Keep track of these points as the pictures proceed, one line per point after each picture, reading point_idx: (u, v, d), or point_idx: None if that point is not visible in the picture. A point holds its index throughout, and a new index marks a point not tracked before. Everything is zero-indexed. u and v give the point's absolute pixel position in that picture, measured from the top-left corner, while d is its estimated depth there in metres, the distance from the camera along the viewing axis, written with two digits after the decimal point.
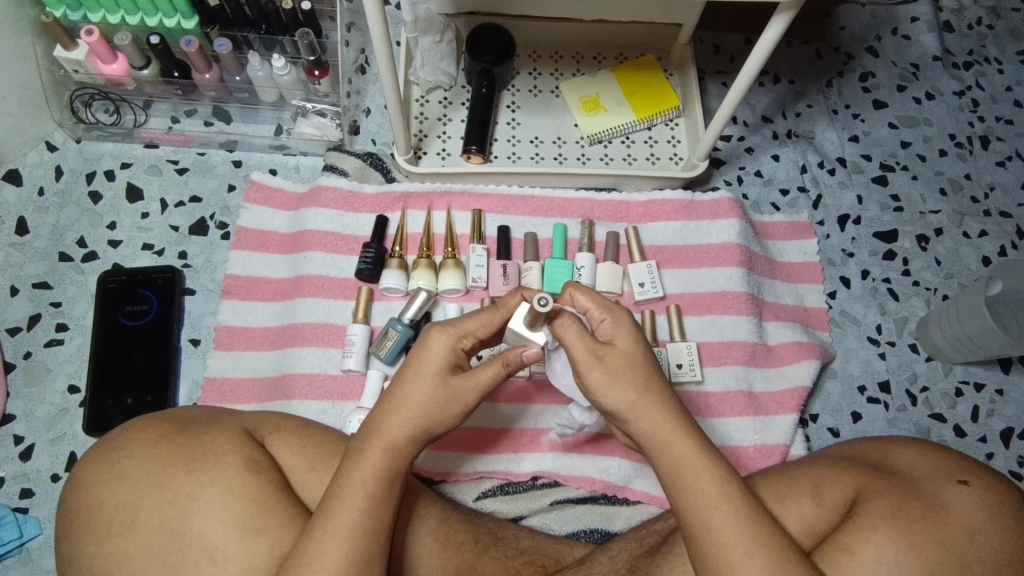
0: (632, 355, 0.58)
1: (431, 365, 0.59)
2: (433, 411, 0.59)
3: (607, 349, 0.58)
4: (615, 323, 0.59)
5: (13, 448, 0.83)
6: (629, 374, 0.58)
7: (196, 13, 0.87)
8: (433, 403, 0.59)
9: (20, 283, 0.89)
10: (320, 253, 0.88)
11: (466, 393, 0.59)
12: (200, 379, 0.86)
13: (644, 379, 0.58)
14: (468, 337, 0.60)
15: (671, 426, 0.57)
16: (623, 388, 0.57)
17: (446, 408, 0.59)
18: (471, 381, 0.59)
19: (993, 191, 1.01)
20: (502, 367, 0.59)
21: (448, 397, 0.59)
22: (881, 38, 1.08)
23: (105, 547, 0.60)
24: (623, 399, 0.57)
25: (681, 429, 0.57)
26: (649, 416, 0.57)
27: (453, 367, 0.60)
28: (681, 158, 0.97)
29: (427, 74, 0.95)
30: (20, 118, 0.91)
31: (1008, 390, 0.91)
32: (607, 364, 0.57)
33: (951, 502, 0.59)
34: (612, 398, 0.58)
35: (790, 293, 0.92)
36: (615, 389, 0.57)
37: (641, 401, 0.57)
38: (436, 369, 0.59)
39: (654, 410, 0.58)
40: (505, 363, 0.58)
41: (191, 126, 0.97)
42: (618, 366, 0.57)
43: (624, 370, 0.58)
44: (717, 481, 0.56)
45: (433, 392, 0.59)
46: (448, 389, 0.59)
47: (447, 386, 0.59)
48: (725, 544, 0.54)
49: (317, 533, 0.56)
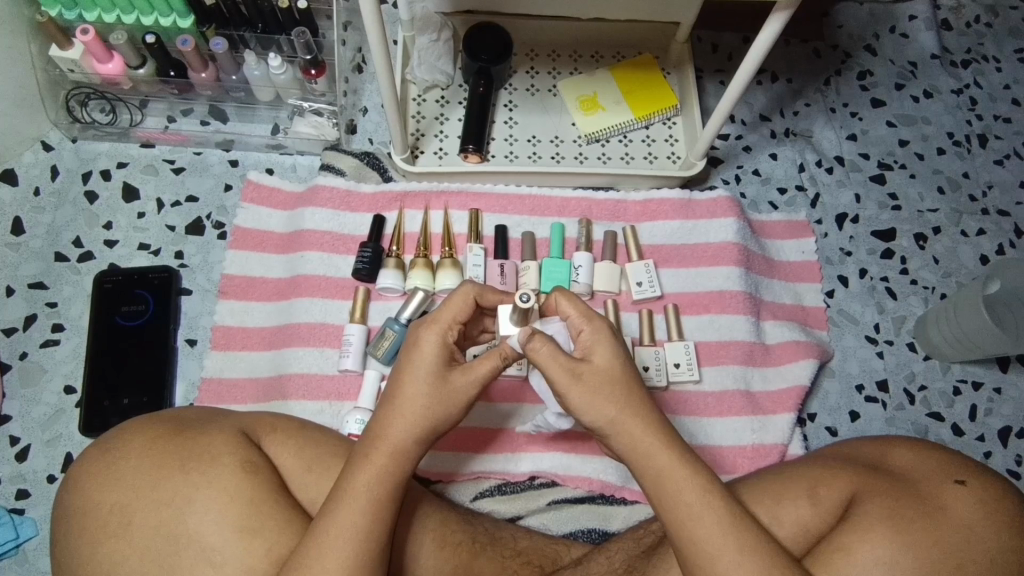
0: (609, 370, 0.57)
1: (427, 363, 0.59)
2: (436, 410, 0.59)
3: (583, 366, 0.57)
4: (594, 336, 0.58)
5: (10, 448, 0.83)
6: (609, 390, 0.57)
7: (192, 12, 0.87)
8: (435, 402, 0.58)
9: (17, 283, 0.89)
10: (317, 253, 0.88)
11: (466, 389, 0.59)
12: (197, 379, 0.86)
13: (623, 394, 0.57)
14: (455, 326, 0.60)
15: (650, 439, 0.57)
16: (603, 404, 0.57)
17: (448, 406, 0.59)
18: (469, 376, 0.59)
19: (991, 190, 1.00)
20: (500, 360, 0.59)
21: (450, 396, 0.59)
22: (878, 36, 1.07)
23: (102, 548, 0.60)
24: (602, 416, 0.57)
25: (659, 439, 0.57)
26: (628, 429, 0.57)
27: (449, 362, 0.60)
28: (679, 157, 0.96)
29: (425, 73, 0.95)
30: (16, 118, 0.91)
31: (1006, 389, 0.91)
32: (587, 381, 0.57)
33: (947, 503, 0.59)
34: (593, 414, 0.57)
35: (788, 292, 0.92)
36: (596, 406, 0.57)
37: (621, 416, 0.57)
38: (434, 368, 0.59)
39: (634, 424, 0.57)
40: (502, 356, 0.59)
41: (188, 125, 0.97)
42: (597, 383, 0.57)
43: (603, 387, 0.57)
44: (699, 492, 0.56)
45: (435, 391, 0.59)
46: (447, 387, 0.59)
47: (446, 384, 0.59)
48: (711, 553, 0.54)
49: (316, 537, 0.56)
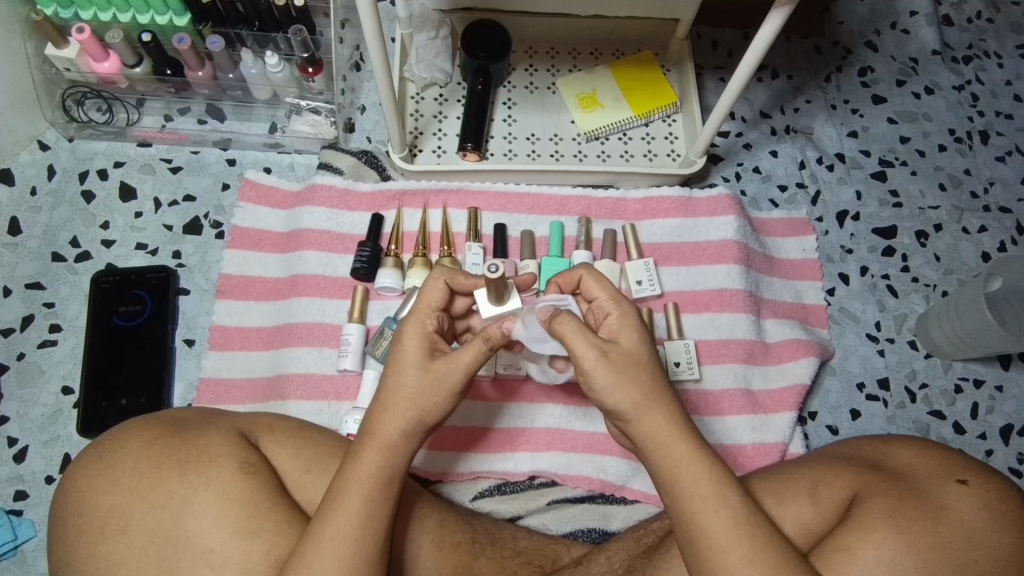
0: (636, 352, 0.57)
1: (408, 355, 0.58)
2: (421, 400, 0.58)
3: (611, 347, 0.56)
4: (622, 320, 0.58)
5: (8, 449, 0.82)
6: (635, 372, 0.56)
7: (188, 9, 0.87)
8: (419, 391, 0.57)
9: (13, 283, 0.89)
10: (316, 252, 0.88)
11: (451, 377, 0.58)
12: (195, 379, 0.86)
13: (648, 379, 0.56)
14: (432, 314, 0.60)
15: (671, 429, 0.56)
16: (628, 387, 0.55)
17: (432, 396, 0.58)
18: (450, 363, 0.58)
19: (993, 186, 1.00)
20: (484, 344, 0.57)
21: (434, 385, 0.57)
22: (880, 32, 1.07)
23: (99, 551, 0.60)
24: (626, 399, 0.55)
25: (680, 429, 0.56)
26: (650, 419, 0.56)
27: (430, 351, 0.59)
28: (680, 155, 0.96)
29: (423, 71, 0.94)
30: (12, 117, 0.91)
31: (1008, 387, 0.90)
32: (614, 361, 0.55)
33: (950, 503, 0.59)
34: (616, 397, 0.55)
35: (788, 290, 0.92)
36: (621, 388, 0.55)
37: (645, 404, 0.56)
38: (414, 360, 0.58)
39: (656, 412, 0.56)
40: (485, 341, 0.57)
41: (185, 125, 0.96)
42: (623, 363, 0.56)
43: (630, 368, 0.56)
44: (714, 484, 0.55)
45: (418, 382, 0.58)
46: (430, 375, 0.58)
47: (428, 371, 0.58)
48: (721, 548, 0.54)
49: (315, 535, 0.56)
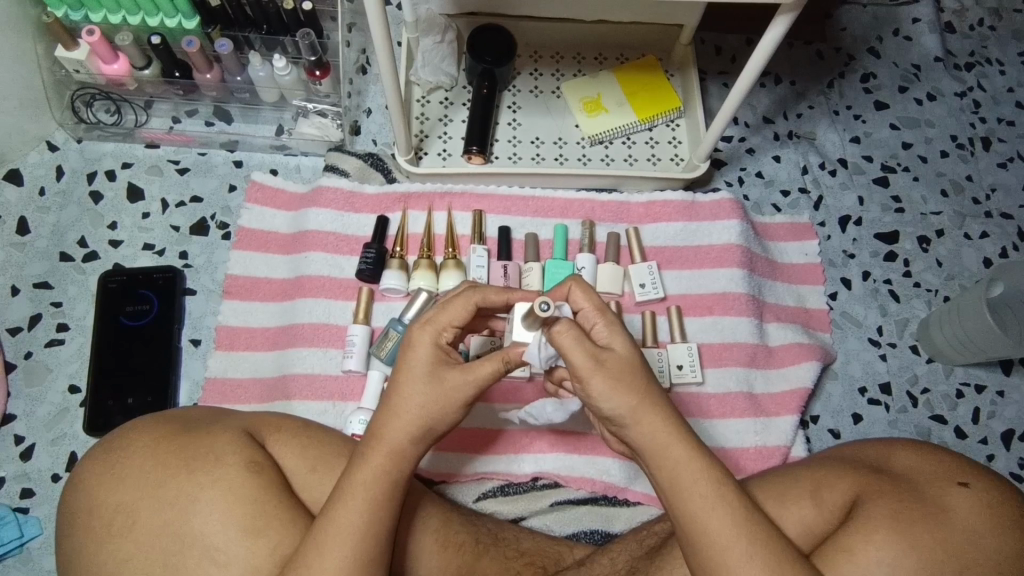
0: (630, 359, 0.56)
1: (420, 364, 0.58)
2: (432, 410, 0.58)
3: (605, 354, 0.56)
4: (611, 329, 0.57)
5: (14, 447, 0.83)
6: (630, 379, 0.56)
7: (197, 13, 0.88)
8: (432, 402, 0.58)
9: (21, 282, 0.89)
10: (321, 253, 0.88)
11: (462, 389, 0.58)
12: (201, 379, 0.87)
13: (642, 383, 0.56)
14: (449, 328, 0.59)
15: (669, 430, 0.56)
16: (624, 392, 0.55)
17: (444, 406, 0.58)
18: (467, 375, 0.58)
19: (994, 193, 1.00)
20: (502, 362, 0.58)
21: (443, 393, 0.58)
22: (882, 39, 1.07)
23: (106, 548, 0.60)
24: (624, 404, 0.55)
25: (679, 431, 0.56)
26: (647, 421, 0.56)
27: (444, 361, 0.59)
28: (682, 159, 0.97)
29: (428, 74, 0.95)
30: (21, 118, 0.91)
31: (1009, 392, 0.91)
32: (608, 369, 0.55)
33: (950, 506, 0.59)
34: (613, 402, 0.56)
35: (791, 294, 0.92)
36: (617, 393, 0.55)
37: (641, 407, 0.56)
38: (426, 368, 0.58)
39: (653, 414, 0.56)
40: (504, 360, 0.58)
41: (192, 126, 0.97)
42: (619, 371, 0.55)
43: (625, 374, 0.56)
44: (715, 483, 0.55)
45: (430, 392, 0.58)
46: (443, 385, 0.58)
47: (442, 381, 0.58)
48: (724, 546, 0.54)
49: (319, 534, 0.56)
